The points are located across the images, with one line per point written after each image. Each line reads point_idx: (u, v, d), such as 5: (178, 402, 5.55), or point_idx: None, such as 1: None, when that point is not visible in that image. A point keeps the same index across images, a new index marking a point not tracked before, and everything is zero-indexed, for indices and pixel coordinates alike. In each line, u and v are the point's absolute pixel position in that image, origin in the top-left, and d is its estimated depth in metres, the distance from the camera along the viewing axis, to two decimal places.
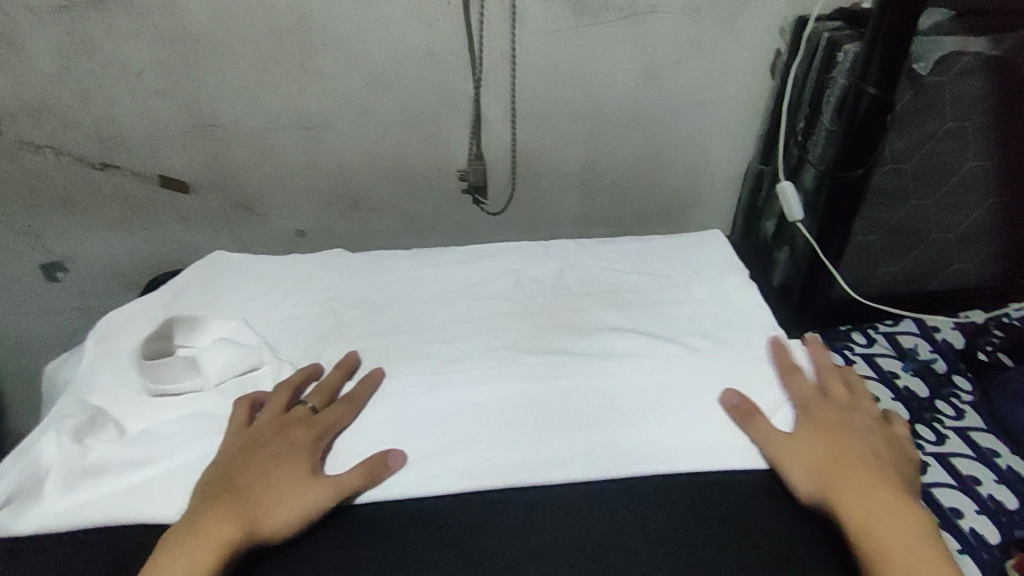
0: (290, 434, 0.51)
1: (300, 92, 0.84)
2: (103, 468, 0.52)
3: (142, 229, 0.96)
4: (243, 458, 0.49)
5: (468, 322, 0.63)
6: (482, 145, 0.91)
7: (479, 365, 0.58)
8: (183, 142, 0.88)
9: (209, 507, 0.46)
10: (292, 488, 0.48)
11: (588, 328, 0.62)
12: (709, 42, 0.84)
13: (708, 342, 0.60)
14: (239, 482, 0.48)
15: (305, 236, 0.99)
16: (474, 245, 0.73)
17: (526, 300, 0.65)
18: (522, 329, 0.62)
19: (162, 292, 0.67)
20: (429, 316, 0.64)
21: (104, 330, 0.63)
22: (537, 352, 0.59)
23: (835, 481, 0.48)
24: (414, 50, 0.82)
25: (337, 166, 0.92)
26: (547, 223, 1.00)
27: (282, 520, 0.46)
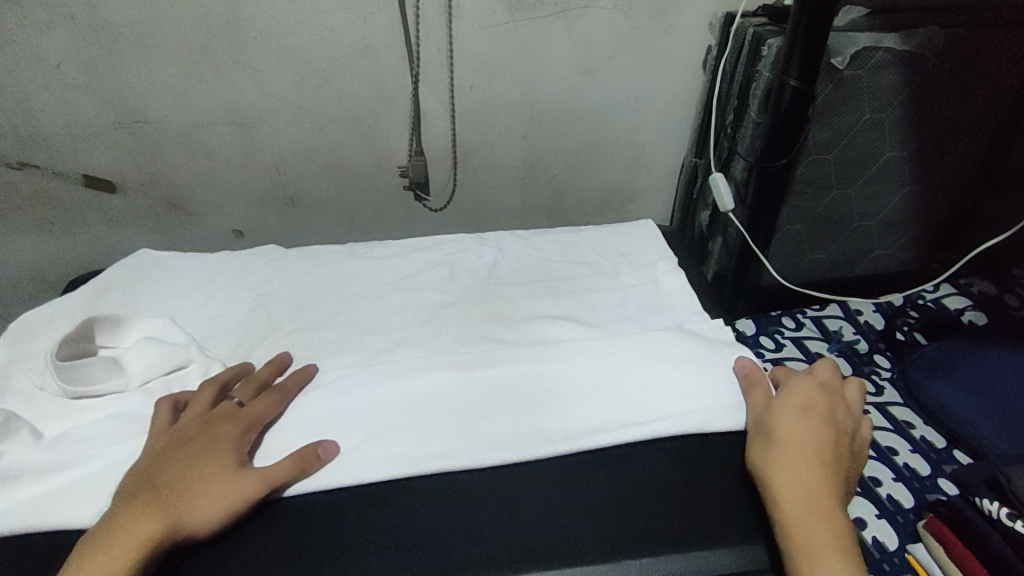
0: (216, 429, 0.49)
1: (232, 87, 0.83)
2: (16, 472, 0.49)
3: (67, 231, 0.92)
4: (164, 458, 0.47)
5: (404, 313, 0.62)
6: (423, 142, 0.90)
7: (415, 355, 0.58)
8: (107, 140, 0.85)
9: (127, 509, 0.44)
10: (216, 483, 0.46)
11: (523, 316, 0.62)
12: (641, 37, 0.85)
13: (639, 327, 0.61)
14: (161, 479, 0.46)
15: (242, 235, 0.97)
16: (410, 238, 0.73)
17: (462, 291, 0.65)
18: (457, 319, 0.62)
19: (83, 291, 0.64)
20: (363, 309, 0.63)
21: (17, 333, 0.60)
22: (473, 340, 0.59)
23: (788, 462, 0.48)
24: (349, 44, 0.81)
25: (274, 164, 0.91)
26: (491, 218, 1.01)
27: (208, 512, 0.45)
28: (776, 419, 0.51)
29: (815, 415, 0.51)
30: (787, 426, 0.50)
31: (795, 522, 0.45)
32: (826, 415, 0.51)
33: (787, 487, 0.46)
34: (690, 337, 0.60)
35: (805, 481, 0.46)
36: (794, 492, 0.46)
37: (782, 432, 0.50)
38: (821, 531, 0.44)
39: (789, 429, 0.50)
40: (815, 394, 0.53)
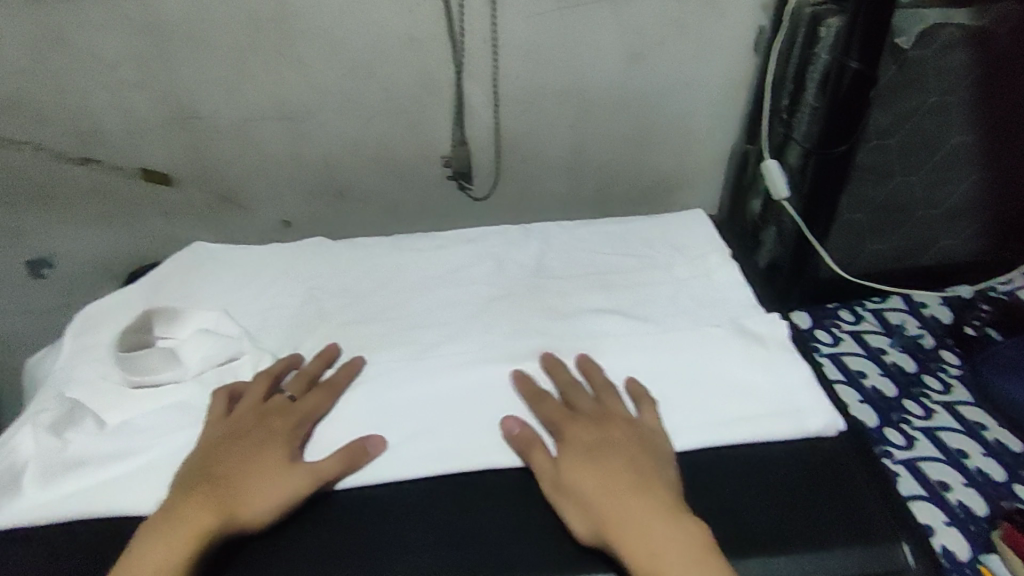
0: (268, 424, 0.51)
1: (282, 81, 0.84)
2: (83, 460, 0.52)
3: (125, 224, 0.95)
4: (221, 450, 0.49)
5: (453, 307, 0.62)
6: (468, 131, 0.90)
7: (461, 350, 0.58)
8: (162, 134, 0.87)
9: (186, 500, 0.46)
10: (269, 477, 0.47)
11: (570, 309, 0.62)
12: (691, 21, 0.83)
13: (690, 322, 0.60)
14: (215, 470, 0.47)
15: (290, 225, 0.98)
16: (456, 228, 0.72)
17: (511, 283, 0.65)
18: (502, 313, 0.61)
19: (143, 284, 0.66)
20: (409, 303, 0.63)
21: (81, 324, 0.62)
22: (519, 335, 0.59)
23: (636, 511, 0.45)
24: (395, 36, 0.81)
25: (322, 157, 0.92)
26: (536, 208, 1.00)
27: (261, 505, 0.46)
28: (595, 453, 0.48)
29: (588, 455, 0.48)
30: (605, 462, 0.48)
31: (643, 559, 0.42)
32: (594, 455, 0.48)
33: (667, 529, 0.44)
34: (743, 334, 0.58)
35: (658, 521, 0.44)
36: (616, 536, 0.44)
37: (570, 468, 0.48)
38: (641, 519, 0.44)
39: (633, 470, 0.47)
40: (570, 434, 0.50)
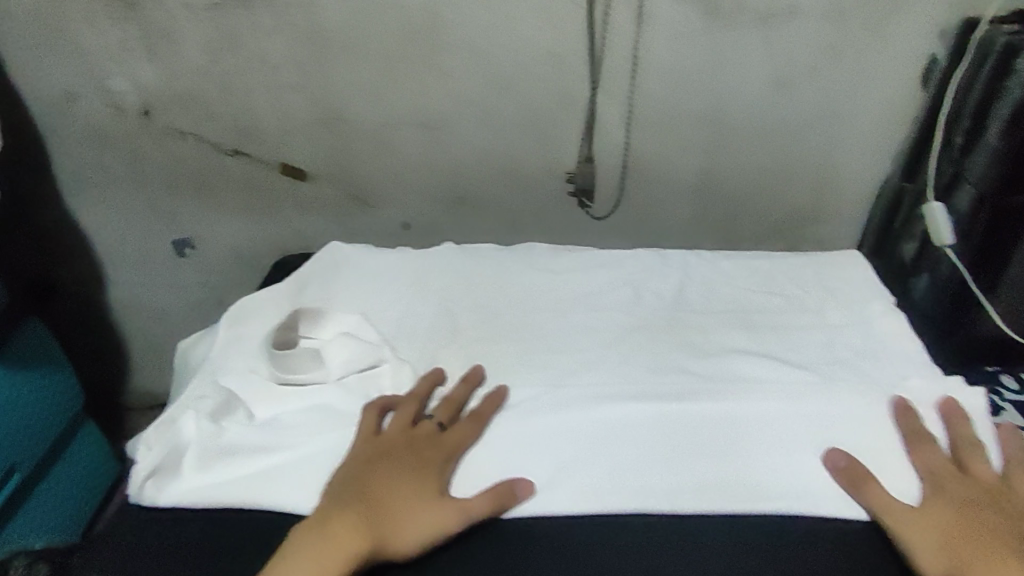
0: (423, 454, 0.53)
1: (424, 89, 0.87)
2: (236, 449, 0.55)
3: (264, 214, 1.01)
4: (374, 470, 0.52)
5: (590, 334, 0.63)
6: (596, 149, 0.89)
7: (595, 379, 0.59)
8: (308, 134, 0.92)
9: (341, 516, 0.49)
10: (421, 508, 0.50)
11: (712, 349, 0.62)
12: (847, 50, 0.79)
13: (850, 374, 0.60)
14: (366, 492, 0.51)
15: (410, 228, 1.01)
16: (585, 251, 0.72)
17: (649, 314, 0.65)
18: (640, 345, 0.62)
19: (287, 282, 0.70)
20: (546, 327, 0.64)
21: (234, 316, 0.66)
22: (663, 370, 0.60)
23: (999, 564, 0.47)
24: (537, 51, 0.82)
25: (451, 165, 0.94)
26: (657, 232, 0.97)
27: (410, 538, 0.49)
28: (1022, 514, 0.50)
29: (974, 505, 0.50)
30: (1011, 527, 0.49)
31: None
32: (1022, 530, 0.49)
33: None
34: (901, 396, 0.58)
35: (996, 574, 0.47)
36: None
37: (938, 514, 0.50)
38: None
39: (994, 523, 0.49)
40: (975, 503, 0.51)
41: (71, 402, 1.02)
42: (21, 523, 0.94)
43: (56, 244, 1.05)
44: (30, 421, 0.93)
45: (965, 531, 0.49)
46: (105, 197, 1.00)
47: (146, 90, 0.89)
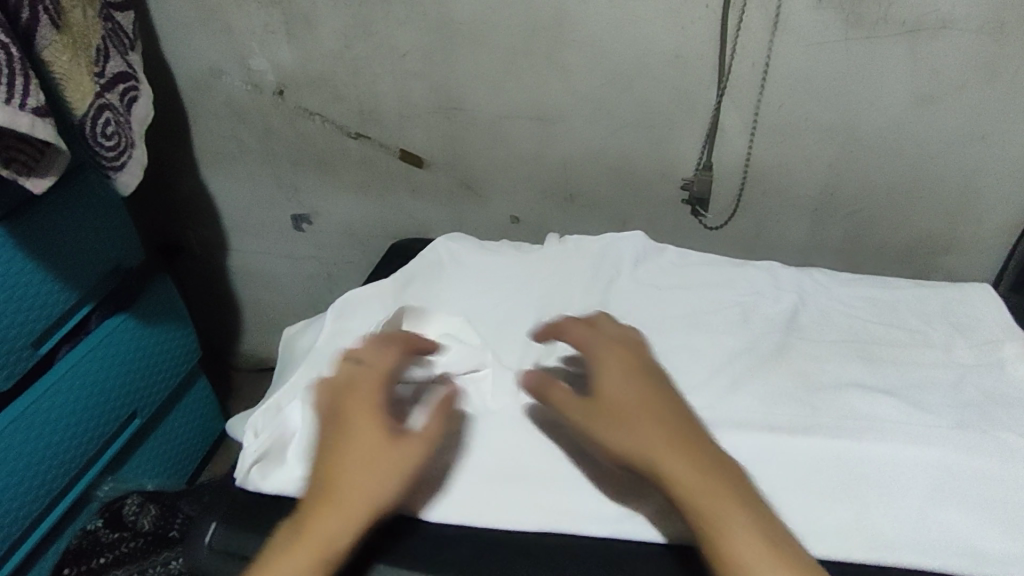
0: (349, 405, 0.52)
1: (544, 85, 0.87)
2: None
3: (378, 196, 1.05)
4: (274, 441, 0.53)
5: (694, 354, 0.61)
6: (715, 157, 0.87)
7: (697, 403, 0.57)
8: (427, 122, 0.95)
9: (299, 508, 0.49)
10: (318, 489, 0.49)
11: (825, 381, 0.59)
12: (1007, 68, 0.73)
13: (977, 421, 0.56)
14: (334, 470, 0.49)
15: (519, 222, 1.02)
16: (690, 266, 0.70)
17: (757, 337, 0.62)
18: (750, 370, 0.59)
19: (394, 278, 0.72)
20: (645, 342, 0.62)
21: (342, 308, 0.69)
22: (771, 399, 0.57)
23: (709, 502, 0.44)
24: (663, 53, 0.80)
25: (563, 162, 0.94)
26: (770, 246, 0.94)
27: (337, 536, 0.47)
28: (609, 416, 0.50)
29: (612, 401, 0.50)
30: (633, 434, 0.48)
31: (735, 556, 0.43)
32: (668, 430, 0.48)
33: (743, 530, 0.43)
34: None
35: (758, 534, 0.43)
36: (715, 526, 0.44)
37: (647, 435, 0.48)
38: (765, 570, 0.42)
39: (697, 458, 0.46)
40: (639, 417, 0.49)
41: (188, 359, 1.13)
42: (137, 464, 1.06)
43: (190, 210, 1.14)
44: (149, 374, 1.04)
45: (665, 463, 0.46)
46: (237, 170, 1.07)
47: (283, 72, 0.95)
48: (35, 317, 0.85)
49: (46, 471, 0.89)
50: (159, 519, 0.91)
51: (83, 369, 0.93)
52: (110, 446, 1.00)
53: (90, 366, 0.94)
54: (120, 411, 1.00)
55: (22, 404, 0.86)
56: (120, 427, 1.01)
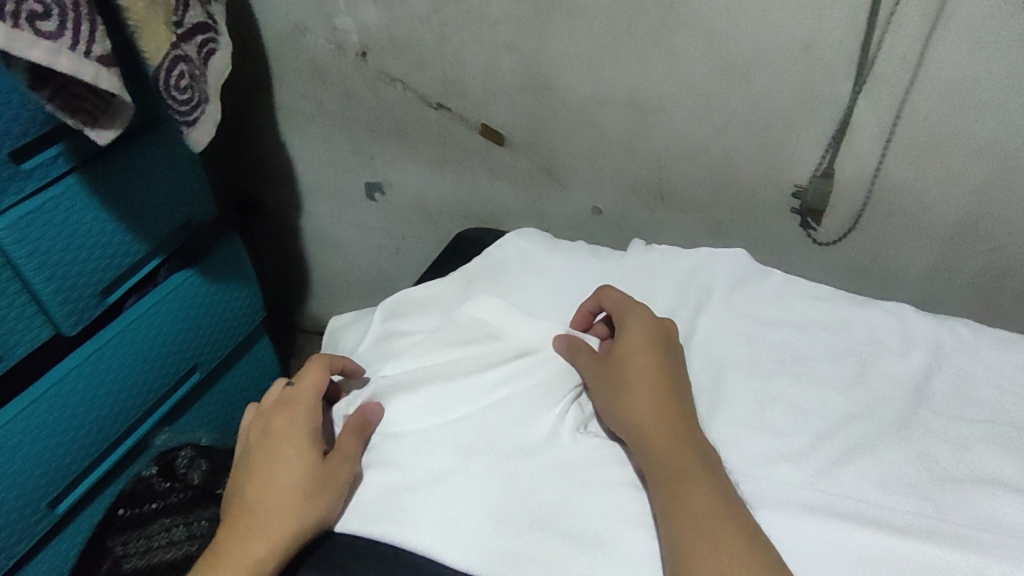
0: (276, 429, 0.55)
1: (646, 68, 0.77)
2: (381, 466, 0.55)
3: (455, 173, 0.99)
4: (265, 451, 0.54)
5: (792, 414, 0.55)
6: (837, 165, 0.76)
7: (791, 476, 0.51)
8: (513, 99, 0.87)
9: (255, 528, 0.49)
10: (252, 492, 0.52)
11: (958, 472, 0.51)
12: None
13: None
14: (250, 498, 0.51)
15: (601, 215, 0.94)
16: (802, 300, 0.64)
17: (872, 404, 0.56)
18: (863, 441, 0.53)
19: (455, 279, 0.69)
20: (734, 388, 0.57)
21: (395, 309, 0.67)
22: (887, 487, 0.50)
23: (699, 530, 0.45)
24: (791, 42, 0.70)
25: (657, 156, 0.84)
26: (886, 272, 0.82)
27: (249, 543, 0.49)
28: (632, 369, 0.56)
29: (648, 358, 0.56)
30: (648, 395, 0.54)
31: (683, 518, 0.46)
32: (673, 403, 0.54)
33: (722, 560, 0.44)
34: None
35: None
36: (698, 550, 0.44)
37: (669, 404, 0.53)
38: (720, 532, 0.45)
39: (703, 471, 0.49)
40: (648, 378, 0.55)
41: (254, 318, 1.09)
42: (192, 418, 1.03)
43: (266, 168, 1.12)
44: (216, 330, 1.01)
45: (655, 450, 0.51)
46: (314, 133, 1.03)
47: (367, 33, 0.89)
48: (101, 261, 0.82)
49: (105, 417, 0.87)
50: (209, 476, 0.87)
51: (152, 319, 0.90)
52: (168, 399, 0.98)
53: (159, 317, 0.91)
54: (183, 365, 0.97)
55: (88, 347, 0.84)
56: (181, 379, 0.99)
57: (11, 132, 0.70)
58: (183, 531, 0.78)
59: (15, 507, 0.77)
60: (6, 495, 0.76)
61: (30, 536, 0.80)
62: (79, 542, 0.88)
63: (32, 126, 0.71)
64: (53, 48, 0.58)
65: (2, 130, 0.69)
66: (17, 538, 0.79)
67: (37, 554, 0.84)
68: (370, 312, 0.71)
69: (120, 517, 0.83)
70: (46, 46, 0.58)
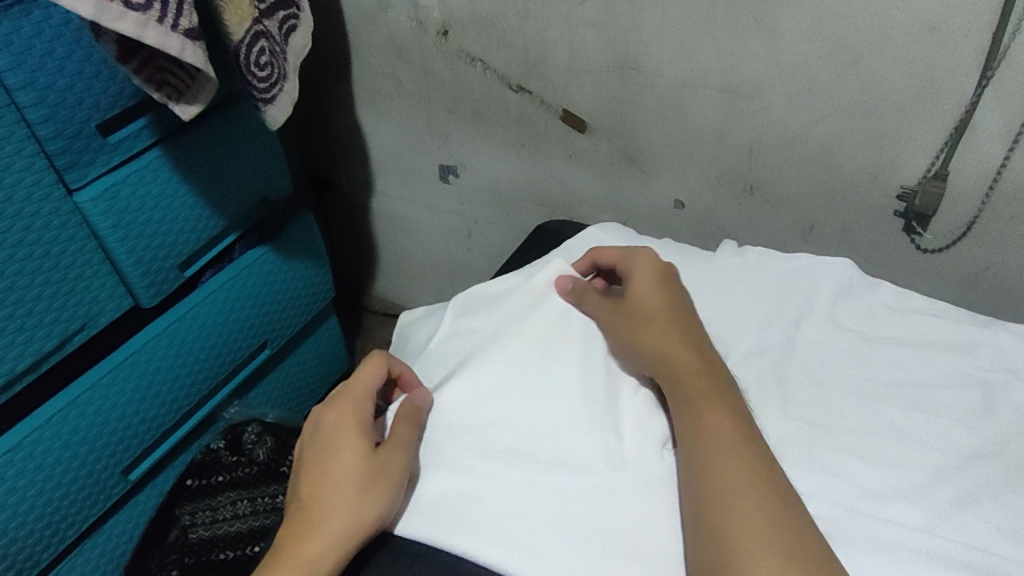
0: (332, 422, 0.53)
1: (744, 51, 0.72)
2: (454, 466, 0.53)
3: (530, 156, 0.95)
4: (322, 446, 0.52)
5: (909, 444, 0.50)
6: (953, 166, 0.70)
7: (907, 517, 0.46)
8: (597, 81, 0.83)
9: (314, 529, 0.47)
10: (312, 491, 0.49)
11: None
12: None
13: None
14: (305, 495, 0.50)
15: (684, 208, 0.89)
16: (918, 316, 0.58)
17: (1002, 440, 0.50)
18: (994, 486, 0.47)
19: (530, 275, 0.66)
20: (842, 412, 0.52)
21: (466, 305, 0.65)
22: (1020, 538, 0.45)
23: (719, 455, 0.47)
24: (915, 23, 0.64)
25: (749, 146, 0.79)
26: (1002, 280, 0.75)
27: (312, 544, 0.46)
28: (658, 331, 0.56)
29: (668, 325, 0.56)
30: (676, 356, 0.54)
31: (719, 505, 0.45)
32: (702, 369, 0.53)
33: (747, 507, 0.44)
34: None
35: (776, 549, 0.42)
36: (720, 528, 0.44)
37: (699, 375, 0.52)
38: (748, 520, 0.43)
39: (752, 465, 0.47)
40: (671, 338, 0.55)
41: (324, 295, 1.10)
42: (262, 391, 1.05)
43: (341, 146, 1.11)
44: (286, 311, 1.02)
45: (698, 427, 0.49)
46: (389, 111, 1.02)
47: (449, 10, 0.86)
48: (180, 236, 0.83)
49: (177, 387, 0.88)
50: (274, 453, 0.88)
51: (225, 295, 0.91)
52: (238, 373, 0.99)
53: (232, 293, 0.92)
54: (254, 340, 0.98)
55: (164, 320, 0.86)
56: (251, 355, 1.00)
57: (99, 104, 0.70)
58: (247, 505, 0.82)
59: (94, 470, 0.80)
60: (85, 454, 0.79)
61: (106, 498, 0.83)
62: (153, 505, 0.90)
63: (119, 100, 0.72)
64: (142, 20, 0.57)
65: (92, 103, 0.70)
66: (93, 499, 0.81)
67: (112, 516, 0.86)
68: (439, 308, 0.69)
69: (188, 485, 0.86)
70: (134, 18, 0.57)
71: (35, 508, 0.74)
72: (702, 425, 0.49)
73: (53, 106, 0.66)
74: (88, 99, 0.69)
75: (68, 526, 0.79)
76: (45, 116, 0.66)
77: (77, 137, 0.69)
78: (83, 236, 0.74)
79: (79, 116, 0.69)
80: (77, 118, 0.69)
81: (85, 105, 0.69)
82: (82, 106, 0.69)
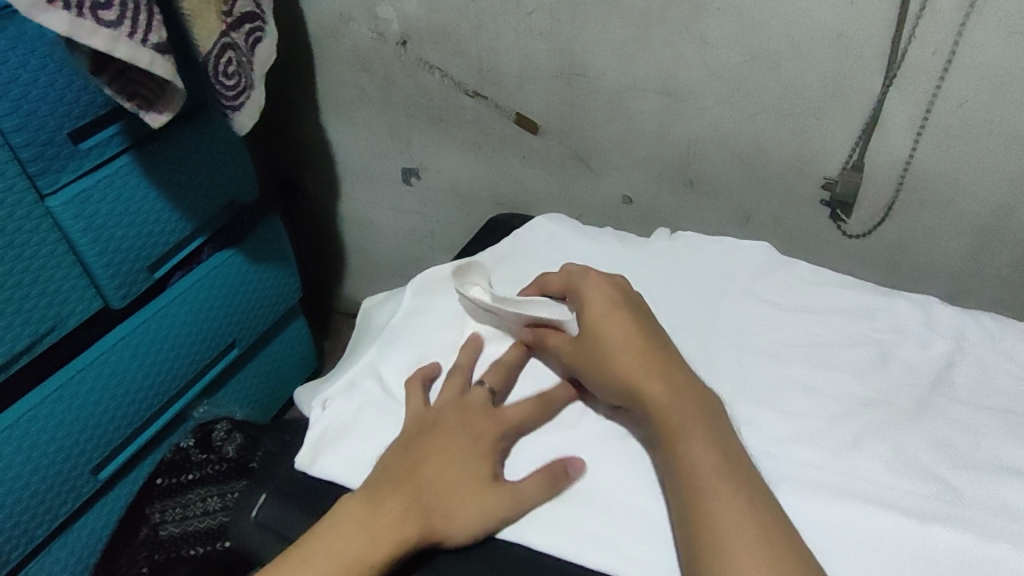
0: (465, 442, 0.55)
1: (677, 56, 0.79)
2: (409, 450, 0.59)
3: (488, 158, 1.01)
4: (444, 441, 0.55)
5: (811, 395, 0.57)
6: (869, 156, 0.78)
7: (814, 457, 0.53)
8: (545, 86, 0.89)
9: (406, 510, 0.51)
10: (426, 473, 0.53)
11: (975, 456, 0.53)
12: None
13: None
14: (424, 471, 0.53)
15: (631, 203, 0.95)
16: (825, 287, 0.65)
17: (895, 388, 0.57)
18: (881, 426, 0.55)
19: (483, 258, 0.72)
20: (755, 374, 0.59)
21: (420, 285, 0.70)
22: (905, 470, 0.52)
23: (696, 457, 0.50)
24: (823, 31, 0.71)
25: (687, 144, 0.86)
26: (919, 263, 0.83)
27: (404, 526, 0.50)
28: (624, 338, 0.57)
29: (633, 328, 0.58)
30: (641, 359, 0.56)
31: (697, 501, 0.48)
32: (667, 366, 0.55)
33: (726, 502, 0.47)
34: None
35: (750, 532, 0.46)
36: (706, 522, 0.46)
37: (661, 377, 0.55)
38: (732, 511, 0.47)
39: (721, 456, 0.50)
40: (633, 340, 0.57)
41: (292, 296, 1.13)
42: (232, 389, 1.09)
43: (307, 151, 1.15)
44: (253, 312, 1.06)
45: (667, 424, 0.52)
46: (352, 119, 1.07)
47: (406, 21, 0.91)
48: (149, 237, 0.87)
49: (148, 385, 0.91)
50: (242, 448, 0.88)
51: (194, 295, 0.95)
52: (209, 371, 1.02)
53: (200, 292, 0.96)
54: (223, 339, 1.01)
55: (134, 321, 0.89)
56: (221, 354, 1.04)
57: (70, 113, 0.74)
58: (216, 501, 0.84)
59: (66, 464, 0.83)
60: (57, 450, 0.81)
61: (77, 493, 0.85)
62: (124, 501, 0.93)
63: (90, 109, 0.76)
64: (113, 36, 0.61)
65: (63, 112, 0.73)
66: (65, 494, 0.84)
67: (83, 513, 0.89)
68: (399, 290, 0.74)
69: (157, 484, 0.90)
70: (106, 34, 0.61)
71: (7, 501, 0.77)
72: (686, 459, 0.50)
73: (25, 115, 0.70)
74: (60, 109, 0.73)
75: (40, 522, 0.81)
76: (18, 125, 0.70)
77: (49, 145, 0.73)
78: (56, 239, 0.77)
79: (51, 125, 0.73)
80: (50, 126, 0.73)
81: (57, 114, 0.73)
82: (54, 115, 0.73)
